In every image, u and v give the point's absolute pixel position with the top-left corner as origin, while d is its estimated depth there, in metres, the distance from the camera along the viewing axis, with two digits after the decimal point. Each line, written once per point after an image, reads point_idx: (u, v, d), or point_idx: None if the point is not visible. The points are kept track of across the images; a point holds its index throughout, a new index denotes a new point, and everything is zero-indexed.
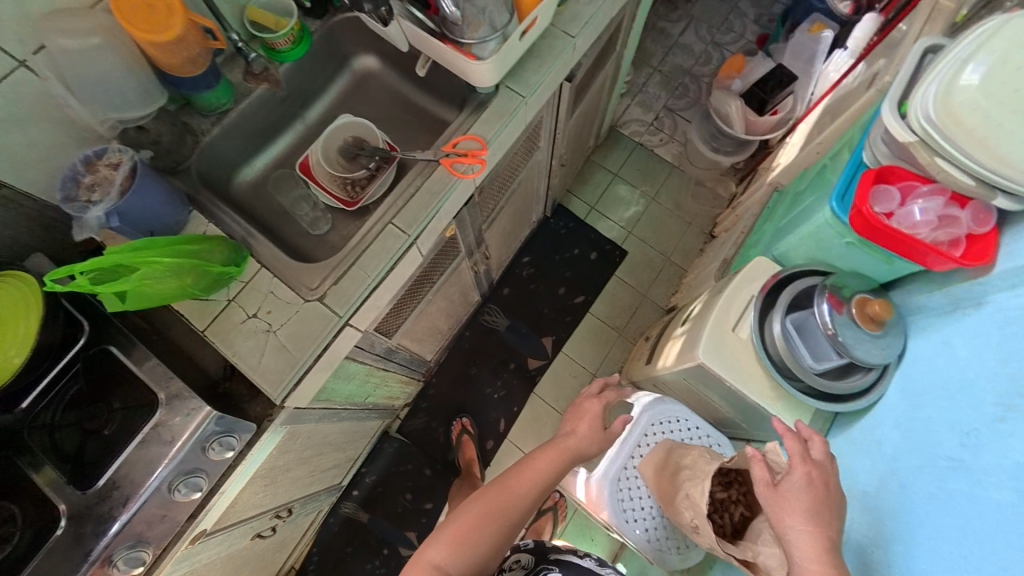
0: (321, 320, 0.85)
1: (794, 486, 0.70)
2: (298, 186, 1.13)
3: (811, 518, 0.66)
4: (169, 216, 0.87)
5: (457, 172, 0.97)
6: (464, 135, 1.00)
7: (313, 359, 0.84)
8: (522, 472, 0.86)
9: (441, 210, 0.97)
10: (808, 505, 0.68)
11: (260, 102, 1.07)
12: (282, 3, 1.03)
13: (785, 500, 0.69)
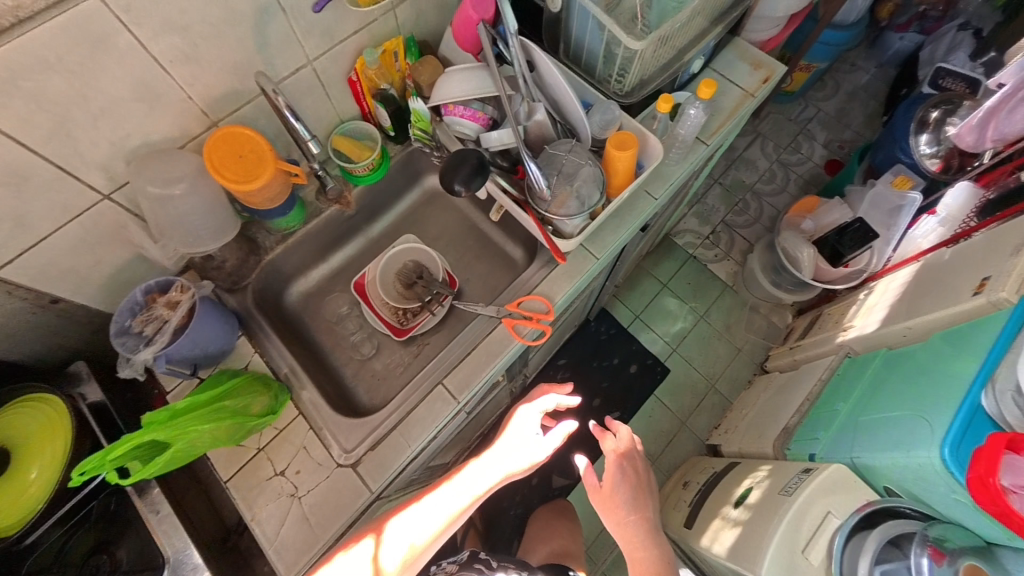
0: (352, 491, 0.79)
1: (619, 478, 1.01)
2: (351, 304, 1.10)
3: (625, 502, 0.99)
4: (219, 346, 0.84)
5: (521, 336, 0.91)
6: (531, 292, 0.95)
7: (335, 538, 0.77)
8: (440, 490, 0.86)
9: (495, 372, 0.91)
10: (628, 498, 1.00)
11: (329, 222, 1.06)
12: (367, 128, 1.02)
13: (610, 494, 1.02)
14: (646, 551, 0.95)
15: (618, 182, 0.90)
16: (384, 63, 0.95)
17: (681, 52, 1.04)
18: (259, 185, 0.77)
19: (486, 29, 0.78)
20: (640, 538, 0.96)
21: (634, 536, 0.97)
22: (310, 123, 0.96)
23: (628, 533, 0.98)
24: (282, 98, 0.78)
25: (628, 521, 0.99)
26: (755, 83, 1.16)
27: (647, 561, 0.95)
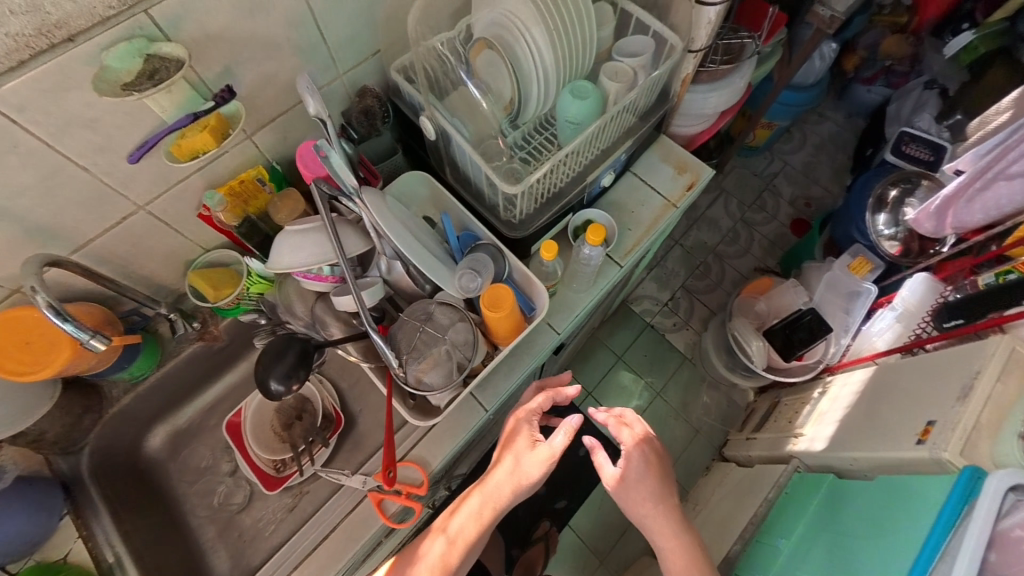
0: None
1: (632, 455, 0.84)
2: (223, 444, 0.98)
3: (651, 478, 0.83)
4: (26, 539, 0.77)
5: (386, 515, 0.79)
6: (404, 456, 0.84)
7: None
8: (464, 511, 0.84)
9: (357, 555, 0.80)
10: (652, 474, 0.83)
11: (193, 359, 0.95)
12: (226, 257, 0.92)
13: (637, 486, 0.84)
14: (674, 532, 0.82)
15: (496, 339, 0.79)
16: (239, 193, 0.83)
17: (585, 170, 0.93)
18: (40, 371, 0.72)
19: (322, 187, 0.67)
20: (665, 514, 0.83)
21: (661, 507, 0.82)
22: (155, 263, 0.86)
23: (655, 504, 0.82)
24: (37, 298, 0.62)
25: (652, 501, 0.83)
26: (678, 190, 1.05)
27: (678, 556, 0.81)
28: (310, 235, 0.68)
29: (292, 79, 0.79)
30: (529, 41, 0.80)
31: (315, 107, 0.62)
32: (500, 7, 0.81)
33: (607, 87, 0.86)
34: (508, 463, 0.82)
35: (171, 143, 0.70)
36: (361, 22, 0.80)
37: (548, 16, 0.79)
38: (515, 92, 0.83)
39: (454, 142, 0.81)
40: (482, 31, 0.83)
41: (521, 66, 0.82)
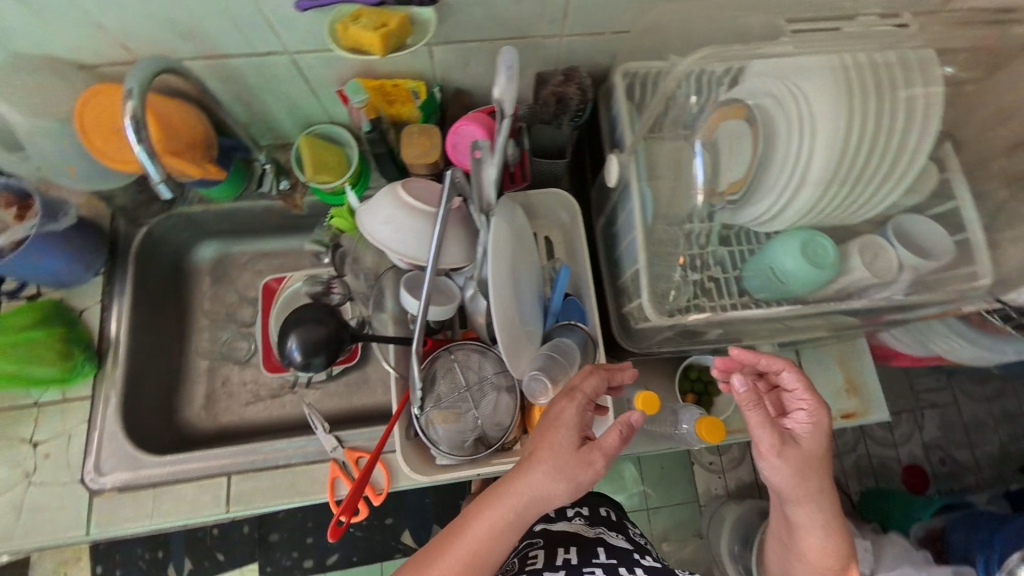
0: (66, 515, 0.72)
1: (806, 464, 0.60)
2: (248, 294, 1.00)
3: (825, 493, 0.60)
4: (59, 277, 0.83)
5: (334, 498, 0.70)
6: (381, 452, 0.71)
7: (29, 550, 0.71)
8: (460, 550, 0.53)
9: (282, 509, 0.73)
10: (824, 473, 0.60)
11: (267, 210, 0.93)
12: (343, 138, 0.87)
13: (814, 476, 0.60)
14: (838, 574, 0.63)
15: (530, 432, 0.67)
16: (388, 94, 0.76)
17: (746, 326, 0.73)
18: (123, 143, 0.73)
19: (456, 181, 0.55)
20: (835, 524, 0.61)
21: (833, 525, 0.61)
22: (283, 107, 0.83)
23: (829, 504, 0.61)
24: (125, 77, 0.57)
25: (829, 506, 0.61)
26: (830, 409, 0.81)
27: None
28: (413, 217, 0.57)
29: (508, 12, 0.66)
30: (795, 156, 0.61)
31: (504, 99, 0.51)
32: (791, 92, 0.61)
33: (850, 264, 0.64)
34: (525, 471, 0.54)
35: (339, 22, 0.63)
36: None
37: (838, 143, 0.60)
38: (732, 196, 0.64)
39: (632, 206, 0.67)
40: (743, 100, 0.62)
41: (763, 175, 0.63)
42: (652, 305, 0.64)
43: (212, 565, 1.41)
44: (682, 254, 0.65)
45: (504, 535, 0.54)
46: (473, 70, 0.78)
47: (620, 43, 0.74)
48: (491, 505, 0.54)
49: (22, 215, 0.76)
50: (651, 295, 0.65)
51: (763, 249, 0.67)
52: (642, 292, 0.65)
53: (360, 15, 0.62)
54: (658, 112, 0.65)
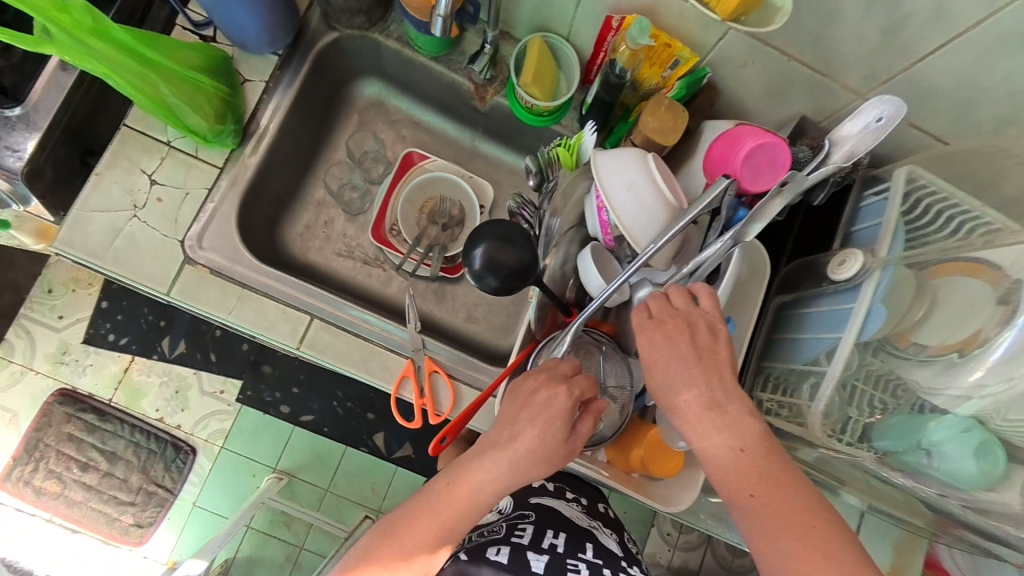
0: (157, 266, 0.71)
1: (676, 367, 0.49)
2: (385, 154, 0.94)
3: (710, 397, 0.48)
4: (244, 37, 0.74)
5: (397, 393, 0.73)
6: (453, 376, 0.75)
7: (110, 277, 0.71)
8: (433, 519, 0.55)
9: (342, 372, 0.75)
10: (702, 381, 0.48)
11: (455, 87, 0.85)
12: (571, 66, 0.78)
13: (681, 388, 0.49)
14: (815, 538, 0.43)
15: (622, 461, 0.65)
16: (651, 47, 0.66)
17: (844, 469, 0.68)
18: None
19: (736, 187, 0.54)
20: (750, 457, 0.46)
21: (746, 434, 0.47)
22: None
23: (728, 427, 0.47)
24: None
25: (727, 431, 0.47)
26: None
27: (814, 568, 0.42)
28: (654, 199, 0.54)
29: (837, 43, 0.57)
30: None
31: (849, 146, 0.51)
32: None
33: (1004, 489, 0.57)
34: (506, 455, 0.54)
35: None
36: (958, 88, 0.56)
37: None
38: (956, 354, 0.55)
39: (840, 310, 0.60)
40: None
41: (1010, 365, 0.52)
42: (822, 419, 0.59)
43: (203, 361, 1.47)
44: (844, 376, 0.58)
45: (475, 507, 0.55)
46: (746, 74, 0.67)
47: (923, 138, 0.64)
48: (462, 483, 0.55)
49: None
50: (825, 414, 0.59)
51: (934, 424, 0.57)
52: (814, 401, 0.60)
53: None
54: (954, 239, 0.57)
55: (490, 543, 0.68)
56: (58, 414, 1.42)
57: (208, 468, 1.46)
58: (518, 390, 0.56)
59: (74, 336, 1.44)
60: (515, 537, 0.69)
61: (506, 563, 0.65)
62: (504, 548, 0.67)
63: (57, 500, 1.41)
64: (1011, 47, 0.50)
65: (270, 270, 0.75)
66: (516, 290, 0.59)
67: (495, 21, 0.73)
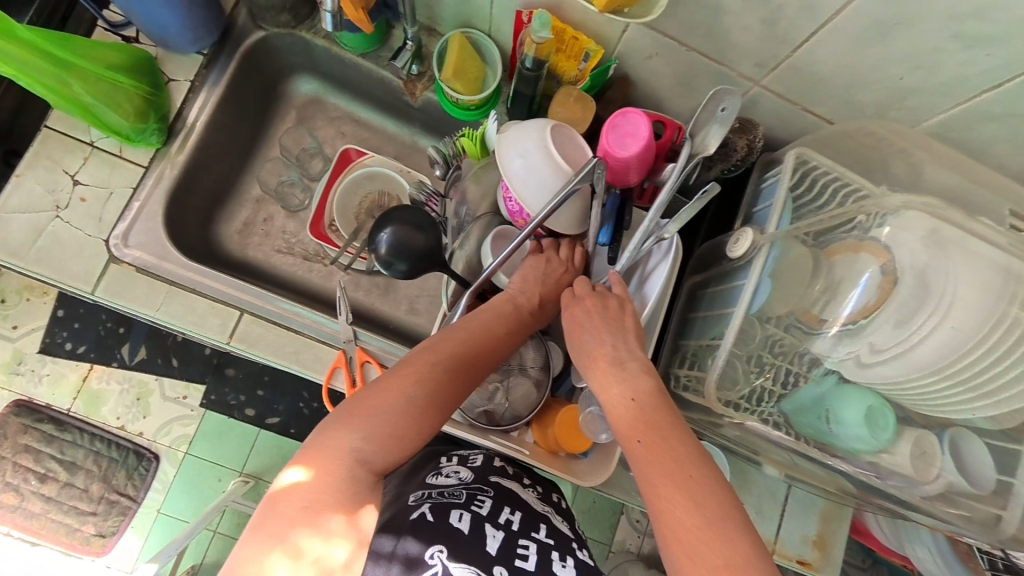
0: (81, 266, 0.72)
1: (586, 330, 0.57)
2: (325, 151, 0.95)
3: (612, 353, 0.54)
4: (166, 35, 0.74)
5: (328, 384, 0.74)
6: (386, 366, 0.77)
7: (32, 277, 0.71)
8: (434, 412, 0.51)
9: (276, 365, 0.76)
10: (606, 343, 0.55)
11: (387, 84, 0.86)
12: (493, 62, 0.81)
13: (588, 349, 0.56)
14: (691, 476, 0.46)
15: (545, 440, 0.67)
16: (562, 42, 0.68)
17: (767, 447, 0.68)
18: None
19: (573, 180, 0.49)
20: (641, 404, 0.51)
21: (640, 386, 0.52)
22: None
23: (625, 382, 0.52)
24: None
25: (626, 387, 0.52)
26: (793, 552, 0.82)
27: (689, 501, 0.45)
28: (543, 168, 0.58)
29: (726, 33, 0.60)
30: (918, 334, 0.54)
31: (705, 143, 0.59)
32: (942, 263, 0.54)
33: (898, 449, 0.60)
34: (491, 344, 0.55)
35: None
36: (837, 74, 0.60)
37: (965, 335, 0.53)
38: (806, 326, 0.60)
39: (736, 287, 0.64)
40: (891, 245, 0.56)
41: (870, 328, 0.57)
42: (716, 384, 0.62)
43: (165, 366, 1.46)
44: (744, 347, 0.62)
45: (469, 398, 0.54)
46: (655, 66, 0.70)
47: (817, 124, 0.68)
48: (465, 365, 0.53)
49: None
50: (720, 378, 0.62)
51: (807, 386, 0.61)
52: (711, 370, 0.63)
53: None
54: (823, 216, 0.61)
55: (452, 506, 0.64)
56: (14, 425, 1.40)
57: (172, 474, 1.46)
58: (538, 270, 0.61)
59: (30, 345, 1.42)
60: (475, 506, 0.65)
61: (466, 533, 0.61)
62: (465, 515, 0.64)
63: (14, 512, 1.39)
64: (874, 35, 0.53)
65: (197, 266, 0.75)
66: (422, 273, 0.61)
67: (413, 17, 0.74)
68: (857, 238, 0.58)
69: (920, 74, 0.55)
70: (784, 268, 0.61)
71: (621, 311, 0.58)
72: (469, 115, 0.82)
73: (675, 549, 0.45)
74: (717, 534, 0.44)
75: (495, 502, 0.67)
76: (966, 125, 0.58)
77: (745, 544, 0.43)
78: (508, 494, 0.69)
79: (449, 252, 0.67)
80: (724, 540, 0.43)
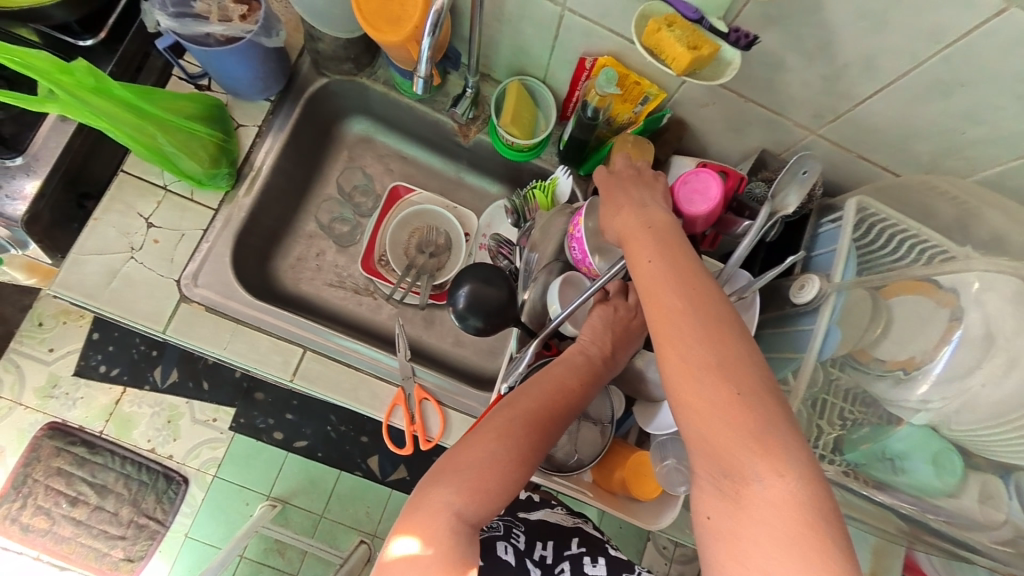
0: (152, 305, 0.74)
1: (645, 266, 0.49)
2: (374, 186, 0.98)
3: (680, 292, 0.46)
4: (237, 85, 0.78)
5: (387, 421, 0.75)
6: (442, 402, 0.78)
7: (105, 317, 0.73)
8: (518, 465, 0.50)
9: (334, 401, 0.78)
10: (684, 289, 0.46)
11: (439, 126, 0.90)
12: (545, 107, 0.84)
13: (660, 294, 0.46)
14: (770, 445, 0.40)
15: (604, 481, 0.69)
16: (623, 88, 0.71)
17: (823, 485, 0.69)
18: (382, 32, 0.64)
19: (641, 171, 0.60)
20: (723, 362, 0.42)
21: (715, 325, 0.44)
22: (509, 45, 0.78)
23: (712, 341, 0.43)
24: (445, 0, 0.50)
25: (710, 344, 0.43)
26: None
27: (759, 458, 0.40)
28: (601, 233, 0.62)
29: (786, 87, 0.63)
30: (1004, 383, 0.54)
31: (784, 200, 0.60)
32: (1016, 314, 0.54)
33: (963, 493, 0.61)
34: (565, 395, 0.56)
35: (665, 21, 0.55)
36: (894, 126, 0.62)
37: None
38: (900, 372, 0.59)
39: (801, 330, 0.66)
40: (959, 293, 0.57)
41: (957, 379, 0.56)
42: None
43: (195, 390, 1.48)
44: (810, 391, 0.63)
45: (549, 449, 0.53)
46: (708, 113, 0.73)
47: (864, 170, 0.70)
48: (542, 417, 0.53)
49: (245, 17, 0.73)
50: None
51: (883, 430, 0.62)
52: None
53: (673, 22, 0.55)
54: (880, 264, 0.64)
55: (495, 539, 0.64)
56: (47, 449, 1.41)
57: (200, 498, 1.46)
58: (606, 317, 0.62)
59: (64, 368, 1.44)
60: (514, 539, 0.66)
61: (512, 564, 0.62)
62: (508, 547, 0.64)
63: (44, 536, 1.40)
64: (935, 93, 0.56)
65: (263, 305, 0.78)
66: (497, 327, 0.67)
67: (474, 67, 0.78)
68: (944, 284, 0.57)
69: (979, 129, 0.58)
70: (854, 317, 0.63)
71: (683, 252, 0.49)
72: (524, 157, 0.85)
73: (728, 524, 0.40)
74: (786, 498, 0.39)
75: (529, 538, 0.68)
76: (1022, 175, 0.60)
77: (825, 524, 0.38)
78: (538, 527, 0.71)
79: (517, 299, 0.69)
80: (799, 521, 0.38)
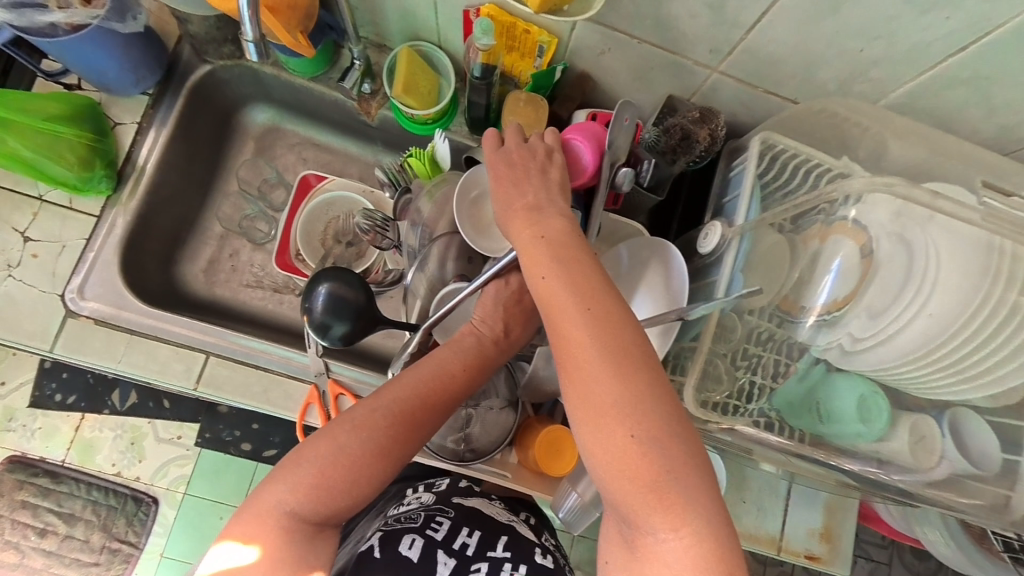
0: (37, 324, 0.69)
1: (543, 290, 0.44)
2: (287, 178, 0.92)
3: (578, 326, 0.41)
4: (104, 80, 0.72)
5: (302, 422, 0.71)
6: (361, 395, 0.74)
7: None
8: (373, 461, 0.46)
9: (247, 406, 0.74)
10: (586, 320, 0.41)
11: (340, 106, 0.85)
12: (445, 69, 0.78)
13: (558, 323, 0.42)
14: (667, 499, 0.37)
15: (526, 462, 0.67)
16: (513, 38, 0.65)
17: (766, 451, 0.63)
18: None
19: (535, 150, 0.52)
20: (622, 406, 0.38)
21: (617, 367, 0.39)
22: (394, 9, 0.72)
23: (611, 387, 0.38)
24: None
25: (609, 390, 0.38)
26: (800, 547, 0.78)
27: (658, 515, 0.37)
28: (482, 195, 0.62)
29: (675, 21, 0.58)
30: (903, 317, 0.51)
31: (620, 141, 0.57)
32: (919, 243, 0.51)
33: (893, 437, 0.56)
34: (446, 386, 0.52)
35: None
36: (794, 54, 0.57)
37: (950, 322, 0.50)
38: (784, 315, 0.57)
39: (710, 282, 0.62)
40: (865, 225, 0.53)
41: (846, 313, 0.54)
42: (697, 392, 0.59)
43: (156, 408, 1.43)
44: (724, 345, 0.60)
45: (420, 444, 0.50)
46: (608, 61, 0.67)
47: (777, 107, 0.66)
48: (412, 411, 0.49)
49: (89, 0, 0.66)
50: (699, 379, 0.60)
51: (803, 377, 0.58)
52: (690, 375, 0.60)
53: None
54: (778, 202, 0.60)
55: (405, 532, 0.64)
56: (10, 482, 1.38)
57: (172, 517, 1.43)
58: (502, 294, 0.58)
59: (19, 400, 1.38)
60: (429, 530, 0.66)
61: (416, 560, 0.61)
62: (417, 541, 0.63)
63: (16, 570, 1.37)
64: (826, 9, 0.51)
65: (158, 312, 0.73)
66: (364, 334, 0.61)
67: (356, 35, 0.72)
68: (832, 219, 0.55)
69: (879, 45, 0.53)
70: (764, 265, 0.59)
71: (585, 269, 0.44)
72: (434, 129, 0.79)
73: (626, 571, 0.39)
74: (688, 557, 0.36)
75: (453, 526, 0.67)
76: (931, 94, 0.55)
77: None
78: (469, 514, 0.70)
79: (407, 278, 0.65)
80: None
